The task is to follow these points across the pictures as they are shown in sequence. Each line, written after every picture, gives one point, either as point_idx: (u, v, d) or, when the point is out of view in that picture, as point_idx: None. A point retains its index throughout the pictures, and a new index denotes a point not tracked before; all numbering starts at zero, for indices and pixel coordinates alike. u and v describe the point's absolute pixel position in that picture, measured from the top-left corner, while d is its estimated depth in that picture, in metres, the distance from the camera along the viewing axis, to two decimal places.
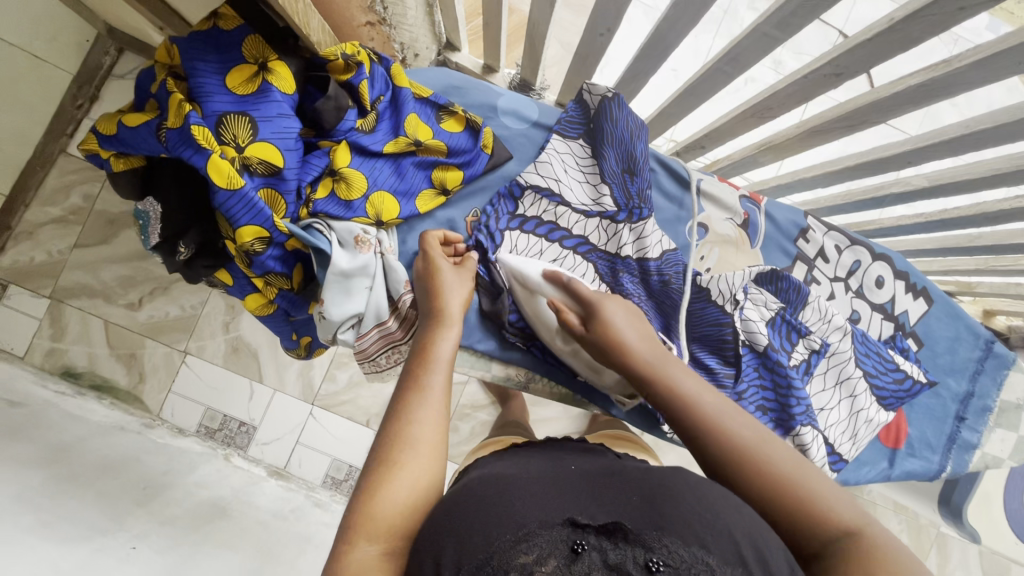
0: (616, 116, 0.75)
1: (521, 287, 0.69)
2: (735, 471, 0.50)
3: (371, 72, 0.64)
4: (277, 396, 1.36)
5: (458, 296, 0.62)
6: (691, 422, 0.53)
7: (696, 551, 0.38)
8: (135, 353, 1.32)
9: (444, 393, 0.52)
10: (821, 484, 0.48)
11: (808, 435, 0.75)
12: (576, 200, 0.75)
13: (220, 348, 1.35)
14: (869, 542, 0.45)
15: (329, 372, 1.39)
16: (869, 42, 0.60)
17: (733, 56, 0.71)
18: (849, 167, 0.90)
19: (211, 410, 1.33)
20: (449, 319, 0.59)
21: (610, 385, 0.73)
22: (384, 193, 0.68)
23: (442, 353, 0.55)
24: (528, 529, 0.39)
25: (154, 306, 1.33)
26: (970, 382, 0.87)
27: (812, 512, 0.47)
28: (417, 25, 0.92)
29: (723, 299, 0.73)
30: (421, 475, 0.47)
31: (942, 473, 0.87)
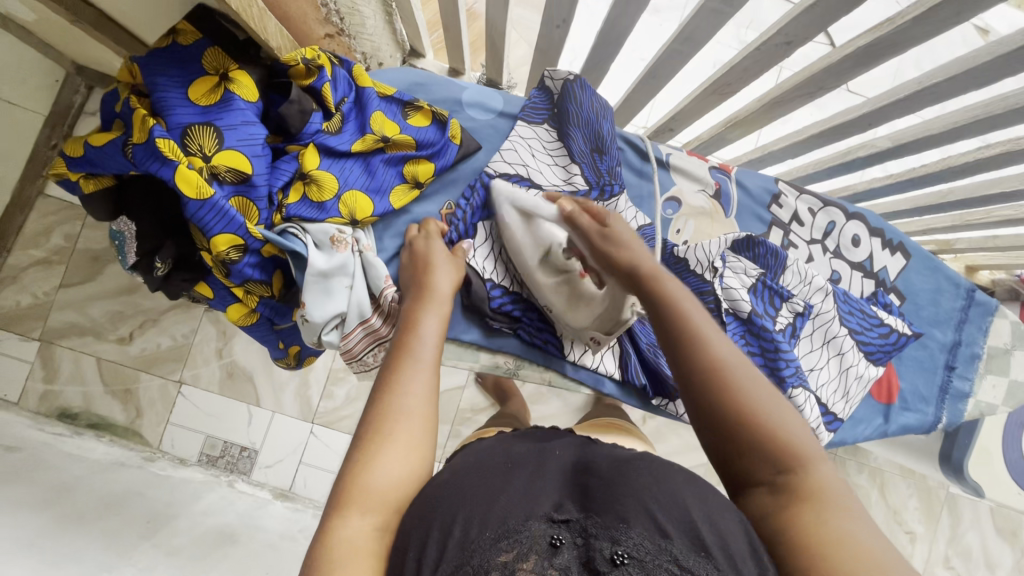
0: (580, 97, 0.76)
1: (520, 214, 0.68)
2: (710, 386, 0.49)
3: (333, 74, 0.65)
4: (276, 417, 1.36)
5: (447, 275, 0.63)
6: (682, 328, 0.52)
7: (661, 541, 0.39)
8: (130, 388, 1.31)
9: (433, 366, 0.53)
10: (789, 415, 0.48)
11: (800, 396, 0.76)
12: (547, 182, 0.75)
13: (215, 375, 1.35)
14: (817, 480, 0.45)
15: (326, 389, 1.38)
16: (812, 9, 0.61)
17: (686, 36, 0.73)
18: (815, 135, 0.91)
19: (211, 438, 1.33)
20: (438, 298, 0.60)
21: (584, 323, 0.70)
22: (356, 192, 0.69)
23: (430, 328, 0.56)
24: (511, 526, 0.39)
25: (145, 338, 1.33)
26: (956, 330, 0.88)
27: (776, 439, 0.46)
28: (377, 32, 0.94)
29: (701, 268, 0.74)
30: (412, 448, 0.47)
31: (938, 424, 0.87)
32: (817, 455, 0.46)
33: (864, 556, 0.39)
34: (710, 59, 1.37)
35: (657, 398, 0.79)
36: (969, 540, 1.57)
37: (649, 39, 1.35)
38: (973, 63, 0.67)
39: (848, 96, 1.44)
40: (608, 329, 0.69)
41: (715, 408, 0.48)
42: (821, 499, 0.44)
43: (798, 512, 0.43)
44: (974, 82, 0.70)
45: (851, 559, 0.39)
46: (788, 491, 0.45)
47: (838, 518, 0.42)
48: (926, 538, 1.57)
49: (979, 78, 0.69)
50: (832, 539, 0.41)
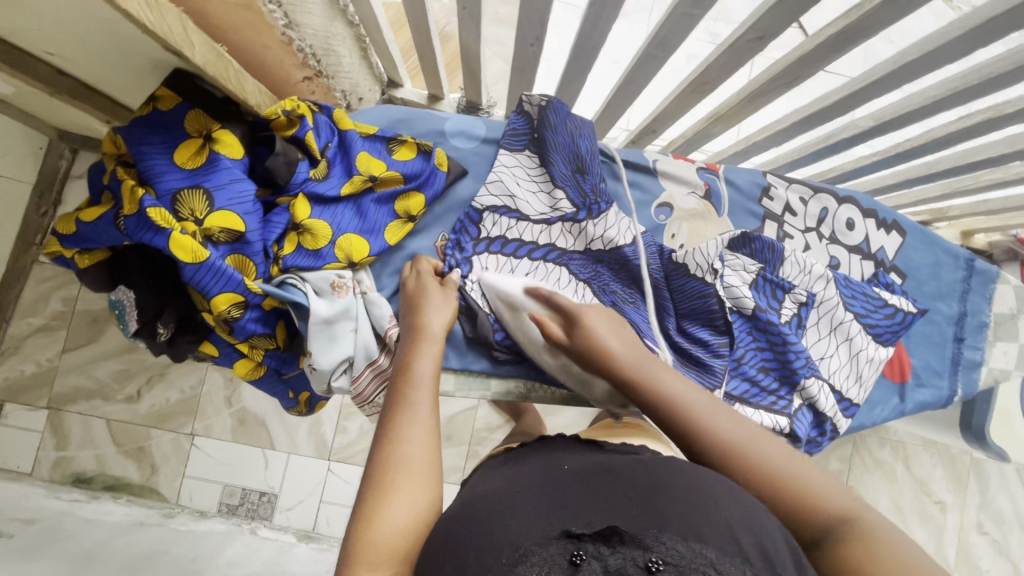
0: (556, 122, 0.75)
1: (506, 308, 0.69)
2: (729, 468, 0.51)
3: (315, 122, 0.66)
4: (291, 459, 1.35)
5: (441, 313, 0.63)
6: (683, 421, 0.54)
7: (694, 544, 0.40)
8: (142, 446, 1.31)
9: (431, 408, 0.54)
10: (810, 475, 0.50)
11: (814, 386, 0.77)
12: (534, 210, 0.74)
13: (227, 423, 1.35)
14: (858, 528, 0.47)
15: (340, 425, 1.38)
16: (781, 3, 0.62)
17: (660, 40, 0.73)
18: (797, 122, 0.92)
19: (230, 486, 1.32)
20: (430, 337, 0.61)
21: (601, 399, 0.69)
22: (351, 235, 0.67)
23: (425, 370, 0.57)
24: (524, 549, 0.40)
25: (153, 395, 1.33)
26: (961, 302, 0.87)
27: (805, 505, 0.48)
28: (354, 68, 0.94)
29: (702, 271, 0.73)
30: (419, 492, 0.48)
31: (954, 397, 0.86)
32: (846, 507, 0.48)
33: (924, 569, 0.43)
34: (683, 56, 1.38)
35: None
36: (999, 504, 1.70)
37: (623, 42, 1.37)
38: (945, 38, 0.68)
39: (826, 78, 1.45)
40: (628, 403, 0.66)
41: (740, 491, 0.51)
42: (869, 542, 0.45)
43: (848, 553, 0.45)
44: (949, 57, 0.71)
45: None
46: (834, 543, 0.46)
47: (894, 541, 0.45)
48: (956, 506, 1.69)
49: (952, 52, 0.69)
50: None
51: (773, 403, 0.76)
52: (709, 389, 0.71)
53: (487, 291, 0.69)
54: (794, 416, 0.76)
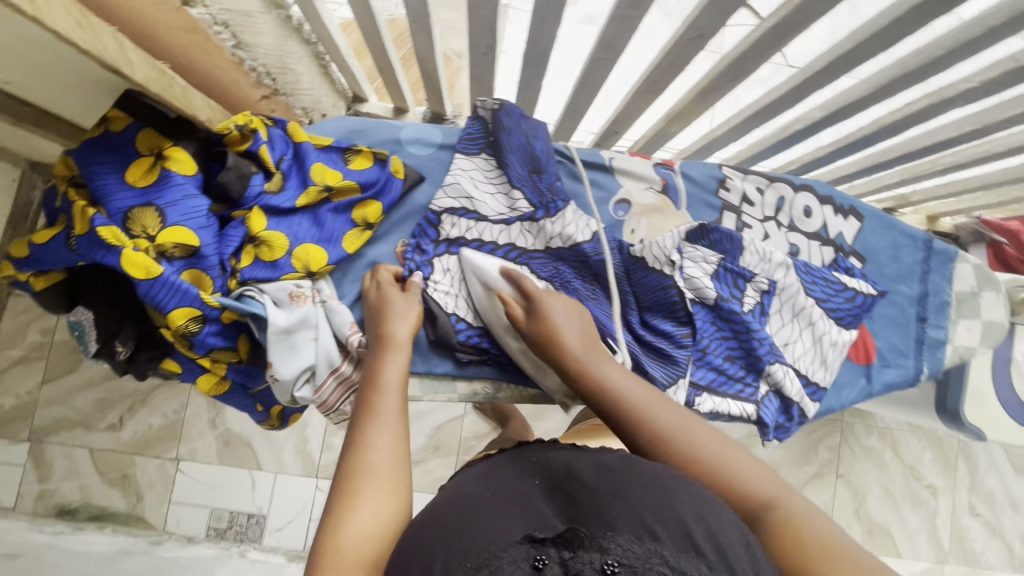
0: (510, 124, 0.75)
1: (482, 286, 0.70)
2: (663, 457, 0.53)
3: (268, 136, 0.67)
4: (278, 479, 1.34)
5: (406, 320, 0.64)
6: (626, 414, 0.56)
7: (650, 544, 0.39)
8: (127, 474, 1.31)
9: (398, 413, 0.54)
10: (742, 467, 0.51)
11: (779, 371, 0.77)
12: (493, 211, 0.75)
13: (212, 446, 1.34)
14: (785, 513, 0.47)
15: (326, 442, 1.36)
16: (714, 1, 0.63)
17: (606, 43, 0.75)
18: (751, 116, 0.94)
19: (217, 509, 1.32)
20: (397, 344, 0.61)
21: (554, 388, 0.72)
22: (308, 245, 0.68)
23: (392, 377, 0.57)
24: (490, 554, 0.39)
25: (135, 422, 1.32)
26: (921, 282, 0.89)
27: (733, 491, 0.50)
28: (315, 85, 0.96)
29: (661, 264, 0.74)
30: (384, 499, 0.48)
31: (921, 376, 0.87)
32: (777, 494, 0.49)
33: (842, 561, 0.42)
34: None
35: None
36: (990, 484, 1.71)
37: None
38: (876, 26, 0.70)
39: None
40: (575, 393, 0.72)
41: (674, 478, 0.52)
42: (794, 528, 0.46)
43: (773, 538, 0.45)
44: (884, 45, 0.73)
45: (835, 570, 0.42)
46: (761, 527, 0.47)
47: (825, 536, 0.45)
48: (947, 490, 1.70)
49: (886, 40, 0.72)
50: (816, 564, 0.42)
51: (740, 390, 0.77)
52: (673, 378, 0.71)
53: (467, 268, 0.71)
54: (760, 402, 0.77)
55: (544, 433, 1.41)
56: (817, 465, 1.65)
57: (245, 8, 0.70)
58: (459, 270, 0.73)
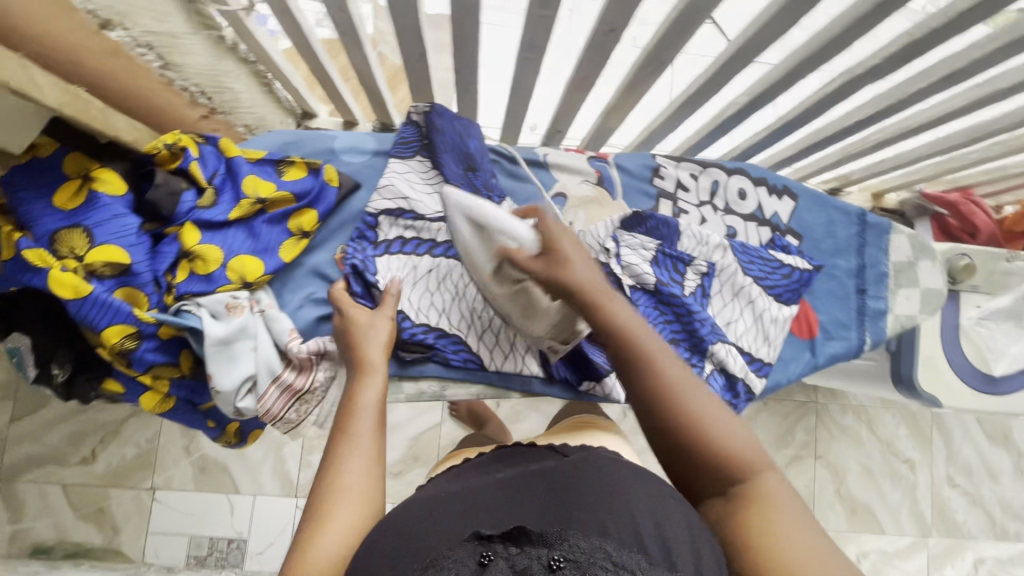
0: (442, 126, 0.76)
1: (473, 225, 0.62)
2: (665, 408, 0.52)
3: (200, 152, 0.68)
4: (257, 501, 1.33)
5: (377, 340, 0.64)
6: (630, 348, 0.54)
7: (596, 537, 0.43)
8: (102, 507, 1.29)
9: (371, 436, 0.55)
10: (735, 429, 0.51)
11: (722, 350, 0.79)
12: (430, 210, 0.76)
13: (187, 472, 1.33)
14: (759, 487, 0.49)
15: (304, 460, 1.36)
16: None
17: (528, 43, 0.76)
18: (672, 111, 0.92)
19: (196, 537, 1.30)
20: (371, 368, 0.61)
21: (540, 332, 0.70)
22: (244, 256, 0.69)
23: (369, 400, 0.58)
24: (438, 555, 0.41)
25: (108, 454, 1.31)
26: (859, 255, 0.92)
27: (720, 454, 0.50)
28: (258, 103, 0.97)
29: (596, 252, 0.77)
30: (354, 512, 0.49)
31: (865, 347, 0.88)
32: (759, 464, 0.50)
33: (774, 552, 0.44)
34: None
35: (585, 383, 0.75)
36: (966, 456, 1.73)
37: None
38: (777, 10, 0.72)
39: None
40: (567, 335, 0.69)
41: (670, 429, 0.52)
42: (765, 500, 0.48)
43: (745, 514, 0.48)
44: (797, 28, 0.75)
45: (795, 539, 0.45)
46: (737, 497, 0.49)
47: (766, 512, 0.47)
48: (924, 464, 1.72)
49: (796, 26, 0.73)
50: (779, 536, 0.45)
51: None
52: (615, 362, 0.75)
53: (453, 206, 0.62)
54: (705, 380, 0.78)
55: (523, 435, 1.41)
56: (797, 447, 1.67)
57: (170, 29, 0.71)
58: (403, 267, 0.74)
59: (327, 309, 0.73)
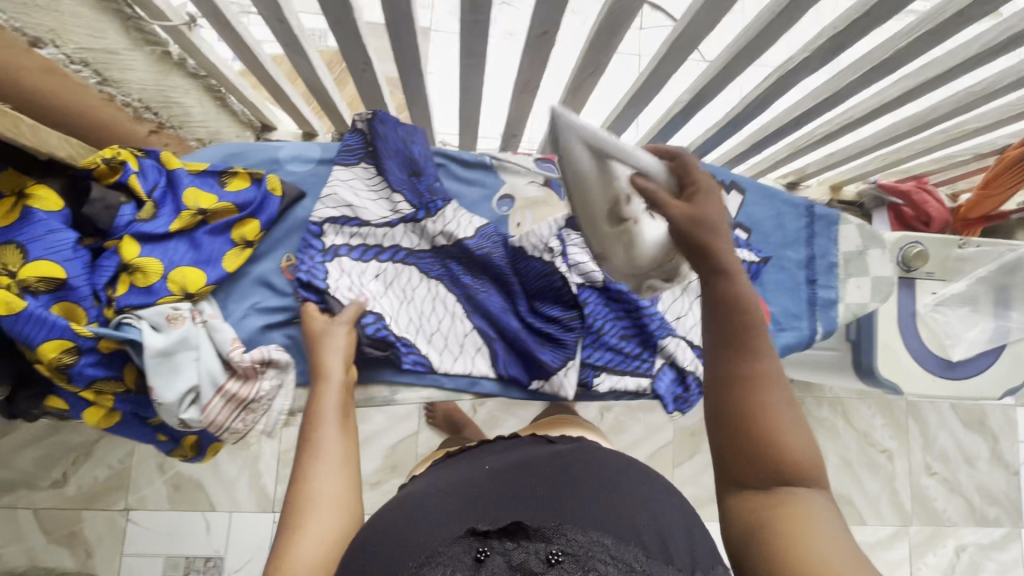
0: (385, 132, 0.76)
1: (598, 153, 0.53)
2: (747, 387, 0.44)
3: (139, 166, 0.69)
4: (233, 518, 1.32)
5: (335, 348, 0.66)
6: (742, 317, 0.45)
7: (592, 534, 0.44)
8: (76, 530, 1.28)
9: (336, 445, 0.56)
10: (804, 438, 0.44)
11: (671, 343, 0.80)
12: (375, 216, 0.76)
13: (162, 492, 1.31)
14: (800, 499, 0.42)
15: (280, 474, 1.35)
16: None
17: (467, 49, 0.77)
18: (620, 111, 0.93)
19: (172, 556, 1.29)
20: (326, 376, 0.63)
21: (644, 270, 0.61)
22: (185, 267, 0.69)
23: (329, 404, 0.60)
24: (431, 552, 0.43)
25: (80, 476, 1.29)
26: (808, 246, 0.94)
27: (779, 456, 0.43)
28: (212, 117, 0.97)
29: (540, 251, 0.76)
30: (331, 522, 0.50)
31: (817, 336, 0.90)
32: (810, 477, 0.43)
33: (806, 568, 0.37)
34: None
35: (534, 381, 0.76)
36: (942, 443, 1.74)
37: None
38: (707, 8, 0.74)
39: None
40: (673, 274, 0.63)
41: (752, 412, 0.44)
42: (801, 513, 0.41)
43: (777, 519, 0.41)
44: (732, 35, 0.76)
45: (829, 550, 0.38)
46: (776, 501, 0.42)
47: (795, 519, 0.40)
48: (902, 453, 1.73)
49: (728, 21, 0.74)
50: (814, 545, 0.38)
51: (636, 366, 0.79)
52: (563, 360, 0.75)
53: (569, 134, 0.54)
54: (656, 374, 0.79)
55: None
56: None
57: (108, 44, 0.72)
58: (354, 271, 0.74)
59: (272, 318, 0.73)
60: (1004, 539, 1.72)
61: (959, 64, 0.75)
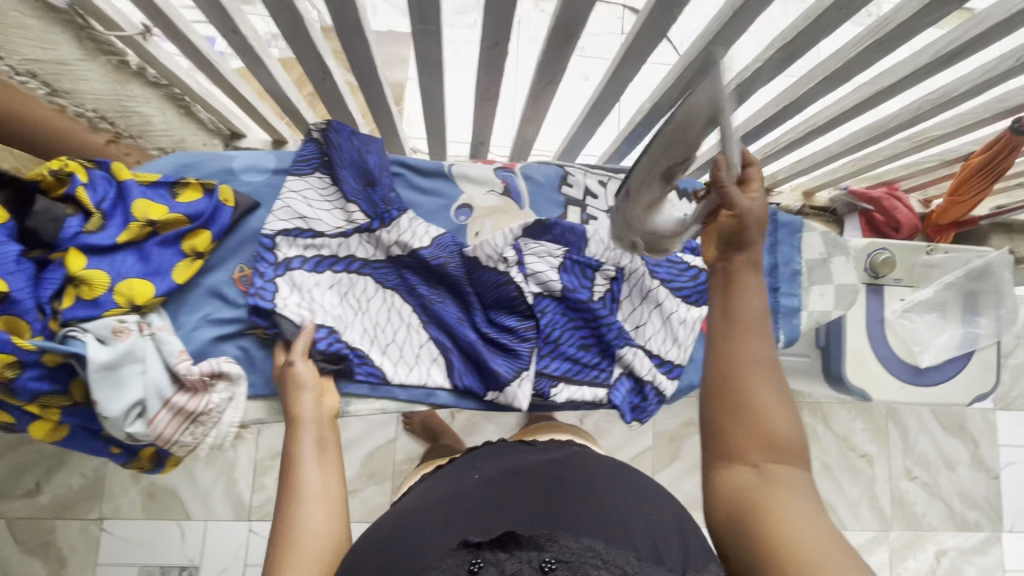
0: (339, 141, 0.76)
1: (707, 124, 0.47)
2: (729, 378, 0.45)
3: (89, 178, 0.68)
4: (209, 526, 1.31)
5: (308, 397, 0.64)
6: (735, 306, 0.46)
7: (585, 539, 0.46)
8: (49, 539, 1.27)
9: (322, 483, 0.54)
10: (786, 420, 0.44)
11: (629, 353, 0.80)
12: (329, 226, 0.76)
13: (136, 500, 1.30)
14: (784, 485, 0.43)
15: (256, 481, 1.34)
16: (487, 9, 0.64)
17: (422, 58, 0.76)
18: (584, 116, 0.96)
19: (146, 565, 1.28)
20: (303, 422, 0.61)
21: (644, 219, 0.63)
22: (133, 279, 0.68)
23: (306, 445, 0.58)
24: (426, 563, 0.45)
25: (53, 484, 1.28)
26: (771, 254, 0.93)
27: (766, 440, 0.44)
28: (175, 127, 0.96)
29: (495, 261, 0.77)
30: (315, 561, 0.48)
31: (778, 343, 0.91)
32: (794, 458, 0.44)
33: (792, 558, 0.39)
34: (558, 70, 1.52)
35: (490, 393, 0.75)
36: (923, 447, 1.72)
37: None
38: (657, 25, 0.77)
39: None
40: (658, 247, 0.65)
41: (742, 398, 0.45)
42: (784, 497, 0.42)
43: (765, 507, 0.42)
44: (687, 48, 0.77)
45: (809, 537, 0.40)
46: (763, 483, 0.43)
47: (779, 507, 0.42)
48: (882, 458, 1.71)
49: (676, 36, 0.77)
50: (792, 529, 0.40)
51: (594, 376, 0.79)
52: (516, 370, 0.74)
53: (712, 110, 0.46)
54: (613, 384, 0.79)
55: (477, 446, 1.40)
56: None
57: (59, 56, 0.72)
58: (306, 284, 0.73)
59: (224, 329, 0.73)
60: (984, 544, 1.71)
61: (912, 72, 0.73)
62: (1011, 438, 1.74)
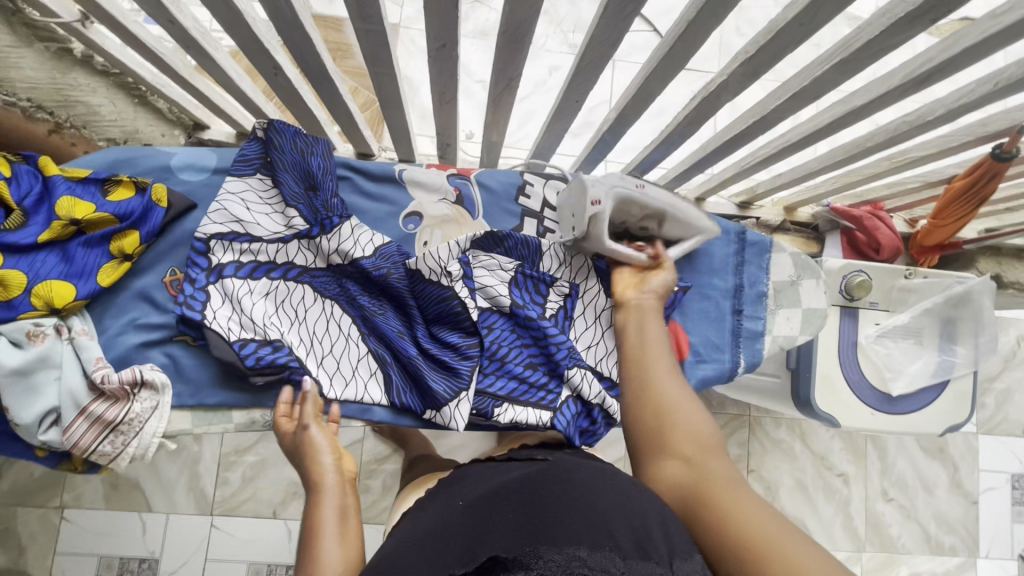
0: (281, 143, 0.73)
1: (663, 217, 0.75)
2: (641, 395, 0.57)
3: (12, 173, 0.66)
4: (170, 520, 1.28)
5: (330, 461, 0.60)
6: (637, 342, 0.62)
7: (569, 549, 0.42)
8: (9, 526, 1.25)
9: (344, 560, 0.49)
10: (696, 416, 0.54)
11: (577, 376, 0.76)
12: (267, 231, 0.73)
13: (98, 490, 1.28)
14: (715, 473, 0.49)
15: (220, 476, 1.31)
16: (427, 9, 0.60)
17: (371, 57, 0.72)
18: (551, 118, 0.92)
19: (106, 557, 1.26)
20: (326, 488, 0.57)
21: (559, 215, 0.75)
22: (53, 280, 0.65)
23: (329, 513, 0.54)
24: None
25: (15, 471, 1.27)
26: (736, 274, 0.90)
27: (684, 436, 0.53)
28: (127, 115, 0.92)
29: (437, 275, 0.73)
30: None
31: (739, 368, 0.88)
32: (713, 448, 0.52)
33: (749, 538, 0.42)
34: (545, 67, 1.47)
35: (428, 411, 0.73)
36: (900, 468, 1.66)
37: (481, 59, 1.44)
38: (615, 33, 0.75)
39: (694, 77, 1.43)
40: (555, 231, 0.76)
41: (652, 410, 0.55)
42: (718, 483, 0.48)
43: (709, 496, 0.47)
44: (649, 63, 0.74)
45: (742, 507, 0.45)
46: (695, 474, 0.50)
47: (721, 496, 0.47)
48: (858, 477, 1.65)
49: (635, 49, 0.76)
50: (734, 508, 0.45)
51: (540, 398, 0.75)
52: (455, 391, 0.71)
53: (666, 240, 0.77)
54: (558, 408, 0.75)
55: None
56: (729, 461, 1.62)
57: None
58: (236, 292, 0.70)
59: (149, 335, 0.70)
60: (958, 570, 1.63)
61: (883, 94, 0.69)
62: (996, 465, 1.67)
